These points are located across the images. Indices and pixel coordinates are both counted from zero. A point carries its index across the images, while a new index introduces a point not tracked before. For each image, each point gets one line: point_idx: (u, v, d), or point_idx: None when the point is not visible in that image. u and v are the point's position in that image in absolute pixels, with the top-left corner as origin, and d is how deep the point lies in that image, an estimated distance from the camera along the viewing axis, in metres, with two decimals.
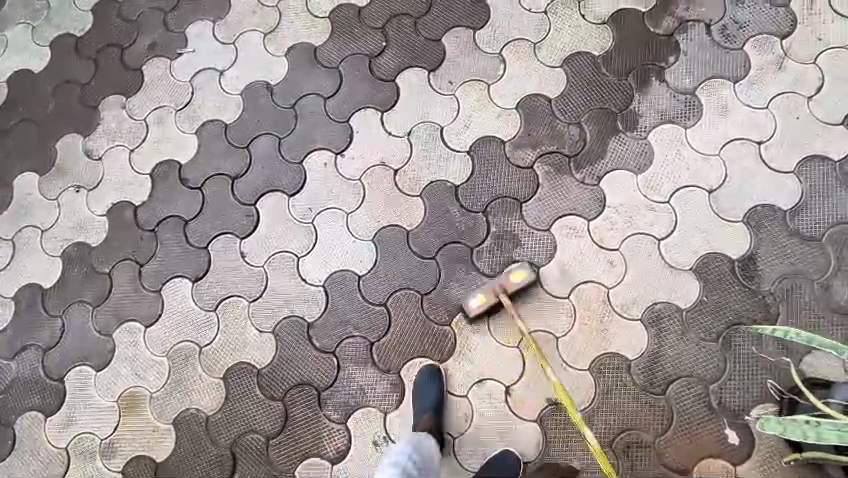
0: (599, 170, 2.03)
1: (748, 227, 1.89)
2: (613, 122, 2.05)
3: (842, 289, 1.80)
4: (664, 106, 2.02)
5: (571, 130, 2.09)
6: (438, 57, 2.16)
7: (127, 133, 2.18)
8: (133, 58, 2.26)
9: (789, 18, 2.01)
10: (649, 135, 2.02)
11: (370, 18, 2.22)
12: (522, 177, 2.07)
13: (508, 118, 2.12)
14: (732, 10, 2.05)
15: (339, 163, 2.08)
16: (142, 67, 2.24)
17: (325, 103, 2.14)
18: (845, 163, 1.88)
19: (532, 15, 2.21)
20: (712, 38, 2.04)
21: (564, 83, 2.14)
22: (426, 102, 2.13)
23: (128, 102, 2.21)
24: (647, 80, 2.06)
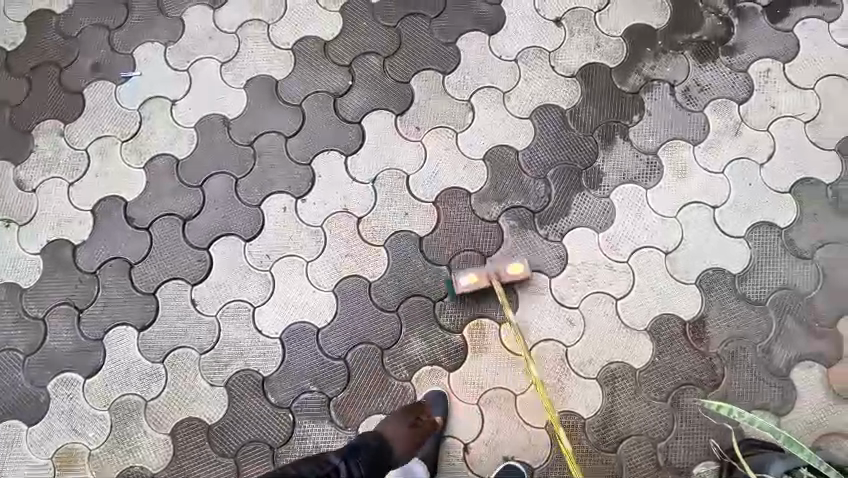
0: (563, 226, 2.05)
1: (700, 289, 1.98)
2: (578, 181, 2.08)
3: (781, 352, 1.94)
4: (627, 166, 2.08)
5: (537, 184, 2.09)
6: (406, 101, 2.15)
7: (65, 164, 2.11)
8: (72, 80, 2.17)
9: (747, 85, 2.13)
10: (611, 194, 2.07)
11: (336, 54, 2.20)
12: (485, 229, 2.06)
13: (473, 168, 2.10)
14: (694, 72, 2.15)
15: (300, 208, 2.07)
16: (84, 90, 2.16)
17: (286, 143, 2.12)
18: (790, 231, 2.02)
19: (503, 60, 2.19)
20: (675, 99, 2.13)
21: (532, 135, 2.12)
22: (392, 148, 2.12)
23: (68, 128, 2.13)
24: (612, 138, 2.11)
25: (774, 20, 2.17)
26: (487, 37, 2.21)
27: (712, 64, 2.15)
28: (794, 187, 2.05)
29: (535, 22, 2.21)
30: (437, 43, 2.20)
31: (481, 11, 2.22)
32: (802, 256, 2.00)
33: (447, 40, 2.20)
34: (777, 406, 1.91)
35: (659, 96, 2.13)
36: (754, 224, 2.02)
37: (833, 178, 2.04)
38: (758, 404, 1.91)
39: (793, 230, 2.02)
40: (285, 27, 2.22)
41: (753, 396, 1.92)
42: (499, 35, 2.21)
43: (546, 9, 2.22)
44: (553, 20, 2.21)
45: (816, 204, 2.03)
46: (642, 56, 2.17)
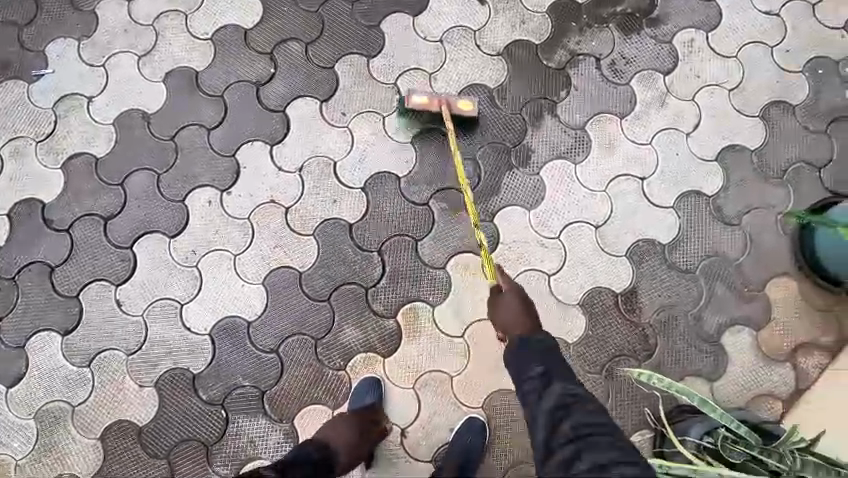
0: (493, 205, 2.04)
1: (630, 261, 1.99)
2: (507, 159, 2.07)
3: (711, 318, 1.95)
4: (555, 142, 2.07)
5: (466, 164, 2.07)
6: (330, 87, 2.12)
7: None
8: None
9: (671, 55, 2.12)
10: (541, 171, 2.05)
11: (258, 43, 2.16)
12: (415, 212, 2.03)
13: (401, 152, 2.08)
14: (619, 45, 2.13)
15: (226, 201, 2.04)
16: None
17: (210, 135, 2.09)
18: (717, 199, 2.02)
19: (428, 41, 2.15)
20: (601, 73, 2.12)
21: (459, 116, 2.10)
22: (318, 135, 2.09)
23: None
24: (540, 116, 2.09)
25: None
26: (411, 18, 2.17)
27: (637, 36, 2.14)
28: (721, 155, 2.05)
29: (459, 1, 2.18)
30: (360, 26, 2.17)
31: None
32: (729, 223, 2.01)
33: (370, 23, 2.17)
34: (709, 371, 1.92)
35: (585, 70, 2.12)
36: (681, 193, 2.03)
37: (757, 144, 2.06)
38: (691, 371, 1.92)
39: (720, 197, 2.03)
40: (204, 18, 2.18)
41: (686, 363, 1.93)
42: (423, 15, 2.17)
43: None
44: None
45: (742, 171, 2.05)
46: (567, 31, 2.15)
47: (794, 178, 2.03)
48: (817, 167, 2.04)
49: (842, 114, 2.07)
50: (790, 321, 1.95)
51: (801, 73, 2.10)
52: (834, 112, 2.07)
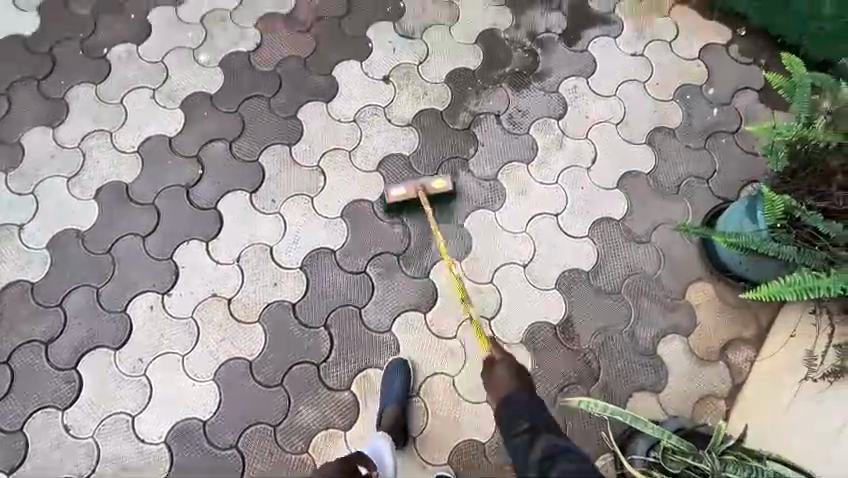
0: (426, 262, 2.16)
1: (561, 292, 2.13)
2: (433, 218, 2.22)
3: (644, 332, 2.09)
4: (473, 195, 2.25)
5: (395, 229, 2.20)
6: (257, 178, 2.25)
7: None
8: None
9: (560, 102, 2.37)
10: (465, 223, 2.21)
11: (183, 148, 2.28)
12: (354, 282, 2.13)
13: (333, 227, 2.19)
14: (514, 100, 2.38)
15: (168, 303, 2.08)
16: None
17: (145, 242, 2.15)
18: (626, 221, 2.22)
19: (343, 123, 2.34)
20: (503, 127, 2.34)
21: (382, 185, 2.26)
22: (251, 225, 2.19)
23: None
24: (455, 173, 2.28)
25: (571, 43, 2.46)
26: (324, 105, 2.36)
27: (528, 90, 2.39)
28: (621, 182, 2.27)
29: (366, 84, 2.39)
30: (278, 118, 2.33)
31: (314, 82, 2.39)
32: (641, 241, 2.19)
33: (287, 115, 2.34)
34: (652, 384, 2.04)
35: (488, 127, 2.34)
36: (593, 222, 2.22)
37: (650, 167, 2.29)
38: (636, 386, 2.03)
39: (629, 219, 2.22)
40: (129, 133, 2.30)
41: (630, 380, 2.04)
42: (335, 100, 2.37)
43: (372, 70, 2.41)
44: (382, 79, 2.40)
45: (642, 193, 2.26)
46: (466, 95, 2.38)
47: (689, 192, 2.26)
48: (705, 179, 2.28)
49: (715, 129, 2.34)
50: (714, 322, 2.11)
51: (673, 100, 2.38)
52: (709, 129, 2.35)
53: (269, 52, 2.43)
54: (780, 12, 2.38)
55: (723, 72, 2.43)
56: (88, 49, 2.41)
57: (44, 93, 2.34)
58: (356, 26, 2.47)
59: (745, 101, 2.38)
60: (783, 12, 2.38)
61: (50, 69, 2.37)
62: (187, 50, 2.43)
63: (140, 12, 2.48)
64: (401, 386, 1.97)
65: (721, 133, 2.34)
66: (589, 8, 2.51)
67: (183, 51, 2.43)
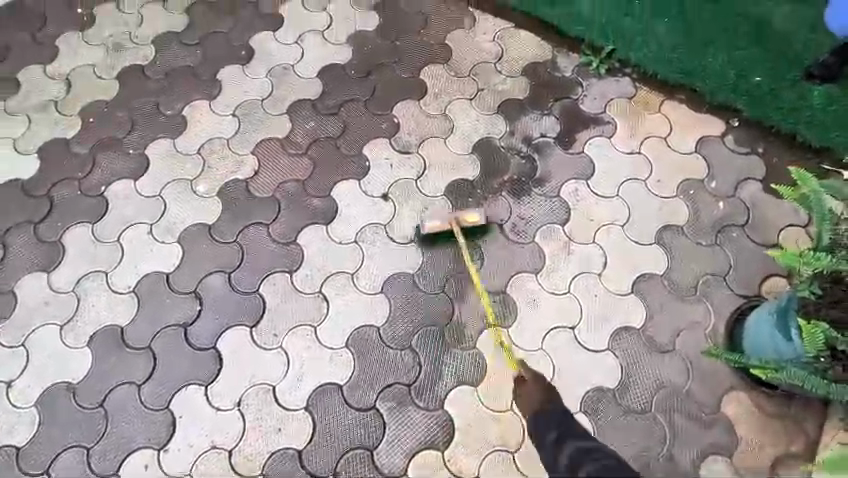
0: (440, 391, 2.02)
1: (587, 415, 1.97)
2: (443, 341, 2.10)
3: (683, 455, 1.91)
4: (484, 310, 2.15)
5: (404, 355, 2.08)
6: (258, 310, 2.16)
7: None
8: None
9: (563, 207, 2.34)
10: (478, 342, 2.09)
11: (181, 284, 2.22)
12: (363, 420, 1.97)
13: (338, 358, 2.07)
14: (516, 207, 2.34)
15: (163, 459, 1.92)
16: None
17: (140, 391, 2.03)
18: (647, 329, 2.09)
19: (343, 244, 2.29)
20: (506, 236, 2.29)
21: (388, 308, 2.16)
22: (252, 362, 2.07)
23: None
24: (463, 289, 2.19)
25: (566, 146, 2.47)
26: (324, 227, 2.32)
27: (528, 196, 2.37)
28: (636, 286, 2.17)
29: (364, 202, 2.38)
30: (278, 245, 2.29)
31: (313, 204, 2.37)
32: (666, 350, 2.06)
33: (287, 240, 2.30)
34: None
35: (491, 237, 2.29)
36: (613, 332, 2.09)
37: (663, 269, 2.20)
38: None
39: (649, 327, 2.10)
40: (125, 271, 2.25)
41: None
42: (334, 222, 2.33)
43: (371, 187, 2.41)
44: (380, 196, 2.39)
45: (659, 296, 2.15)
46: (466, 206, 2.36)
47: (707, 291, 2.15)
48: (722, 276, 2.18)
49: (725, 223, 2.28)
50: (757, 438, 1.92)
51: (677, 196, 2.34)
52: (718, 223, 2.28)
53: (266, 178, 2.45)
54: (768, 104, 2.43)
55: (723, 163, 2.40)
56: (87, 188, 2.43)
57: (41, 236, 2.31)
58: (351, 146, 2.51)
59: (750, 191, 2.34)
60: (770, 103, 2.42)
61: (48, 211, 2.37)
62: (186, 182, 2.45)
63: (140, 148, 2.53)
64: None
65: (731, 226, 2.27)
66: (580, 110, 2.55)
67: (181, 183, 2.45)
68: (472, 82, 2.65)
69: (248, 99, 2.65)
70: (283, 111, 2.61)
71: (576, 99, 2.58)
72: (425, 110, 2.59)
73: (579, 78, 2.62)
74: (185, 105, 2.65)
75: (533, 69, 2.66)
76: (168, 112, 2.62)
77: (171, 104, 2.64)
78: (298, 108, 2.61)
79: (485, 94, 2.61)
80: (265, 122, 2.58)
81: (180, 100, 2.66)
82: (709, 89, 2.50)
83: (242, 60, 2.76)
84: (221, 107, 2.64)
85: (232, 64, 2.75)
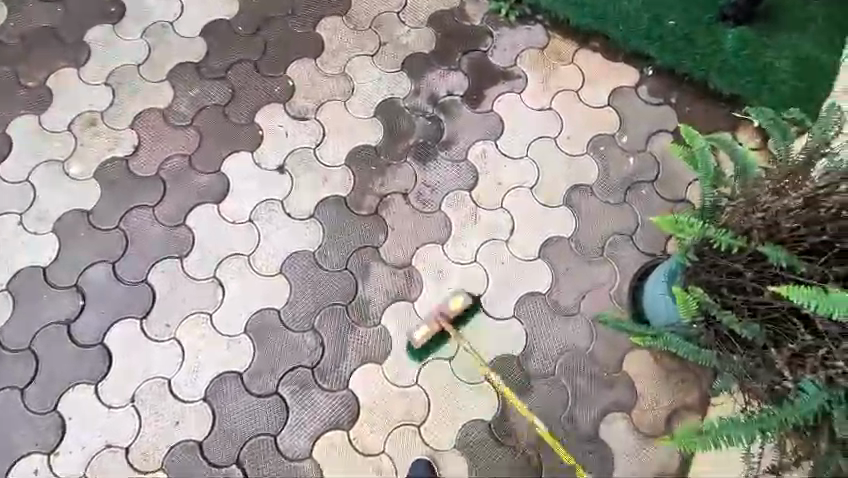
0: (345, 371, 1.96)
1: (493, 383, 1.96)
2: (346, 321, 2.02)
3: (583, 415, 1.95)
4: (388, 285, 2.06)
5: (306, 338, 2.00)
6: (147, 301, 2.02)
7: None
8: None
9: (471, 171, 2.23)
10: (383, 318, 2.02)
11: (59, 278, 2.04)
12: (265, 406, 1.91)
13: (236, 346, 1.97)
14: (421, 174, 2.22)
15: (54, 463, 1.84)
16: None
17: (22, 395, 1.90)
18: (553, 293, 2.07)
19: (237, 224, 2.13)
20: (411, 205, 2.17)
21: (287, 290, 2.05)
22: (143, 355, 1.95)
23: None
24: (367, 265, 2.08)
25: (474, 105, 2.32)
26: (215, 206, 2.15)
27: (434, 162, 2.23)
28: (543, 251, 2.12)
29: (259, 177, 2.20)
30: (165, 229, 2.11)
31: (203, 182, 2.18)
32: (570, 314, 2.05)
33: (174, 223, 2.12)
34: (598, 472, 1.90)
35: (396, 208, 2.16)
36: (520, 297, 2.06)
37: (571, 231, 2.15)
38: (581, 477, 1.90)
39: (555, 291, 2.08)
40: None
41: (574, 470, 1.90)
42: (226, 200, 2.16)
43: (265, 160, 2.22)
44: (277, 169, 2.21)
45: (566, 259, 2.12)
46: (369, 175, 2.20)
47: (613, 251, 2.13)
48: (628, 235, 2.15)
49: (633, 179, 2.22)
50: (655, 393, 1.97)
51: (587, 153, 2.25)
52: (628, 180, 2.22)
53: (149, 155, 2.22)
54: (683, 49, 2.29)
55: (635, 115, 2.31)
56: None
57: None
58: (243, 114, 2.29)
59: (661, 145, 2.27)
60: (685, 49, 2.29)
61: None
62: (57, 164, 2.20)
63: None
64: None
65: (640, 183, 2.22)
66: (490, 63, 2.38)
67: (52, 165, 2.20)
68: (374, 35, 2.41)
69: (122, 65, 2.35)
70: (163, 77, 2.33)
71: (485, 51, 2.39)
72: (323, 70, 2.36)
73: (489, 27, 2.42)
74: (49, 73, 2.33)
75: (440, 19, 2.44)
76: (30, 83, 2.31)
77: (33, 74, 2.32)
78: (181, 73, 2.34)
79: (389, 49, 2.40)
80: (144, 91, 2.31)
81: (43, 68, 2.33)
82: (621, 35, 2.33)
83: (113, 17, 2.42)
84: (92, 74, 2.33)
85: (101, 24, 2.41)
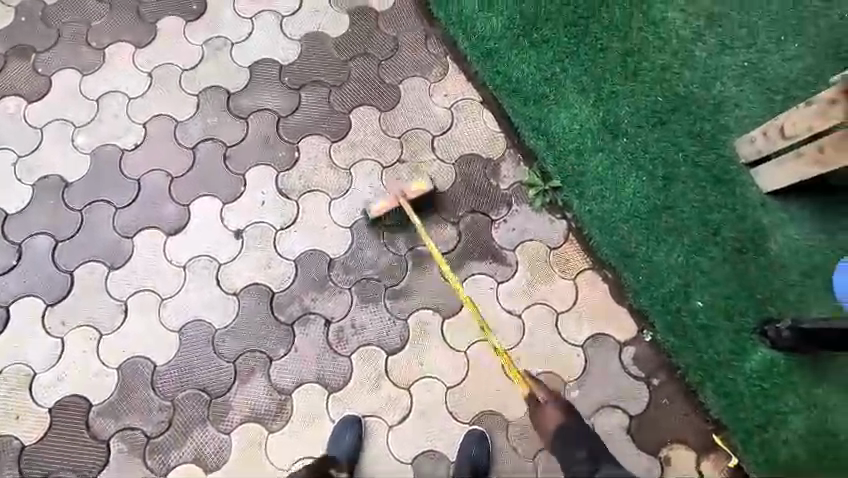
0: (171, 460, 1.94)
1: None
2: (203, 414, 1.98)
3: None
4: (257, 402, 1.99)
5: (161, 407, 1.99)
6: (61, 293, 2.10)
7: None
8: None
9: (401, 336, 2.05)
10: (233, 431, 1.96)
11: (12, 230, 2.17)
12: (90, 449, 1.94)
13: (103, 378, 2.01)
14: (355, 311, 2.08)
15: None
16: None
17: None
18: None
19: (172, 264, 2.14)
20: (327, 337, 2.05)
21: (173, 352, 2.05)
22: (30, 339, 2.05)
23: None
24: (252, 371, 2.02)
25: (448, 269, 2.13)
26: (164, 238, 2.17)
27: (374, 305, 2.08)
28: (417, 460, 1.93)
29: (215, 231, 2.18)
30: (114, 234, 2.18)
31: (167, 209, 2.21)
32: None
33: (125, 234, 2.18)
34: None
35: (311, 330, 2.05)
36: None
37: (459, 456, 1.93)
38: None
39: None
40: None
41: None
42: (176, 237, 2.17)
43: (230, 217, 2.19)
44: (234, 232, 2.18)
45: None
46: (308, 286, 2.11)
47: None
48: None
49: None
50: None
51: None
52: None
53: (141, 159, 2.27)
54: (696, 340, 1.94)
55: (602, 375, 1.98)
56: None
57: None
58: (238, 162, 2.26)
59: (609, 425, 1.94)
60: (699, 342, 1.93)
61: None
62: (70, 126, 2.31)
63: (48, 69, 2.38)
64: (351, 442, 1.91)
65: None
66: (489, 236, 2.15)
67: (66, 125, 2.31)
68: (397, 147, 2.28)
69: (170, 63, 2.40)
70: (196, 92, 2.36)
71: (493, 220, 2.17)
72: (332, 158, 2.27)
73: (513, 197, 2.18)
74: (112, 42, 2.43)
75: (468, 163, 2.24)
76: (92, 43, 2.42)
77: (99, 36, 2.44)
78: (212, 96, 2.35)
79: (403, 169, 2.25)
80: (173, 98, 2.35)
81: (109, 35, 2.44)
82: (639, 285, 2.01)
83: (189, 15, 2.47)
84: (142, 59, 2.41)
85: (177, 16, 2.47)
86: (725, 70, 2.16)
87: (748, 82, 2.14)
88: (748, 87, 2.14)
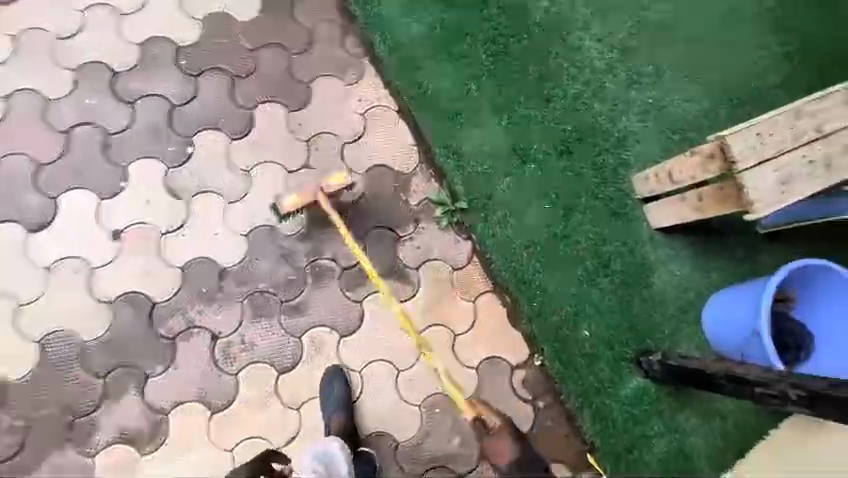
0: None
1: None
2: (63, 435, 1.80)
3: None
4: (128, 423, 1.83)
5: (12, 427, 1.78)
6: None
7: None
8: None
9: (293, 354, 1.97)
10: (98, 454, 1.80)
11: None
12: None
13: None
14: (245, 326, 1.96)
15: None
16: None
17: None
18: None
19: (32, 266, 1.89)
20: (212, 354, 1.92)
21: (30, 366, 1.82)
22: None
23: None
24: (124, 388, 1.85)
25: (347, 286, 2.05)
26: (24, 235, 1.91)
27: (266, 321, 1.97)
28: None
29: (88, 231, 1.94)
30: None
31: (30, 201, 1.93)
32: None
33: None
34: None
35: (194, 346, 1.91)
36: None
37: None
38: None
39: None
40: None
41: None
42: (39, 235, 1.92)
43: (108, 216, 1.96)
44: (112, 232, 1.95)
45: None
46: (194, 297, 1.95)
47: None
48: None
49: (441, 462, 1.97)
50: None
51: (419, 407, 2.00)
52: (436, 461, 1.97)
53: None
54: (579, 368, 2.04)
55: (491, 397, 2.04)
56: None
57: None
58: (120, 153, 2.02)
59: None
60: (582, 370, 2.03)
61: None
62: None
63: None
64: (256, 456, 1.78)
65: (446, 470, 1.97)
66: (394, 253, 2.10)
67: None
68: (304, 152, 2.14)
69: (42, 28, 2.07)
70: (72, 66, 2.06)
71: (398, 237, 2.12)
72: (230, 157, 2.09)
73: (421, 215, 2.15)
74: None
75: (378, 176, 2.16)
76: None
77: None
78: (92, 73, 2.06)
79: (308, 176, 2.12)
80: (43, 71, 2.04)
81: None
82: (533, 313, 2.07)
83: None
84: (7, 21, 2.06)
85: None
86: (631, 105, 2.22)
87: (650, 120, 2.22)
88: (649, 124, 2.22)
